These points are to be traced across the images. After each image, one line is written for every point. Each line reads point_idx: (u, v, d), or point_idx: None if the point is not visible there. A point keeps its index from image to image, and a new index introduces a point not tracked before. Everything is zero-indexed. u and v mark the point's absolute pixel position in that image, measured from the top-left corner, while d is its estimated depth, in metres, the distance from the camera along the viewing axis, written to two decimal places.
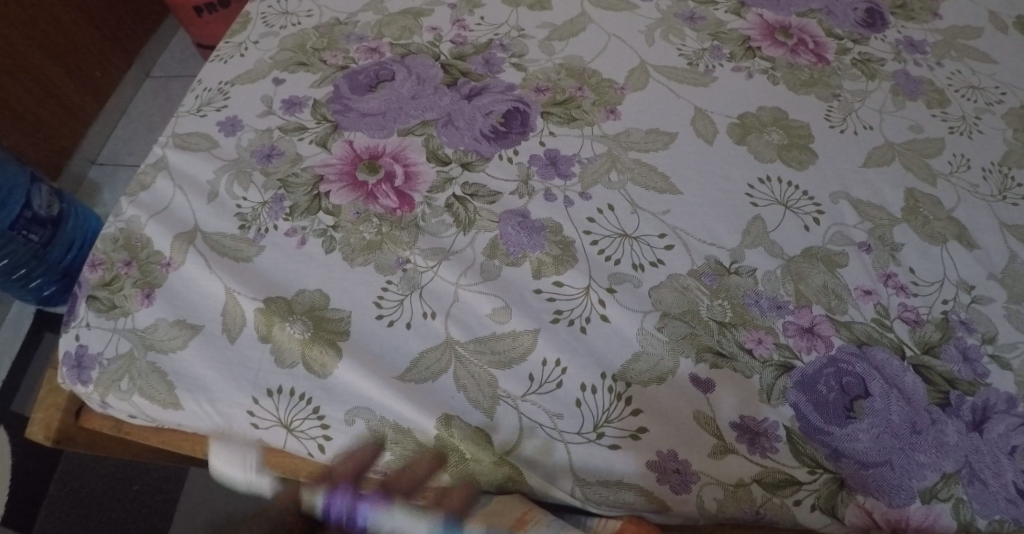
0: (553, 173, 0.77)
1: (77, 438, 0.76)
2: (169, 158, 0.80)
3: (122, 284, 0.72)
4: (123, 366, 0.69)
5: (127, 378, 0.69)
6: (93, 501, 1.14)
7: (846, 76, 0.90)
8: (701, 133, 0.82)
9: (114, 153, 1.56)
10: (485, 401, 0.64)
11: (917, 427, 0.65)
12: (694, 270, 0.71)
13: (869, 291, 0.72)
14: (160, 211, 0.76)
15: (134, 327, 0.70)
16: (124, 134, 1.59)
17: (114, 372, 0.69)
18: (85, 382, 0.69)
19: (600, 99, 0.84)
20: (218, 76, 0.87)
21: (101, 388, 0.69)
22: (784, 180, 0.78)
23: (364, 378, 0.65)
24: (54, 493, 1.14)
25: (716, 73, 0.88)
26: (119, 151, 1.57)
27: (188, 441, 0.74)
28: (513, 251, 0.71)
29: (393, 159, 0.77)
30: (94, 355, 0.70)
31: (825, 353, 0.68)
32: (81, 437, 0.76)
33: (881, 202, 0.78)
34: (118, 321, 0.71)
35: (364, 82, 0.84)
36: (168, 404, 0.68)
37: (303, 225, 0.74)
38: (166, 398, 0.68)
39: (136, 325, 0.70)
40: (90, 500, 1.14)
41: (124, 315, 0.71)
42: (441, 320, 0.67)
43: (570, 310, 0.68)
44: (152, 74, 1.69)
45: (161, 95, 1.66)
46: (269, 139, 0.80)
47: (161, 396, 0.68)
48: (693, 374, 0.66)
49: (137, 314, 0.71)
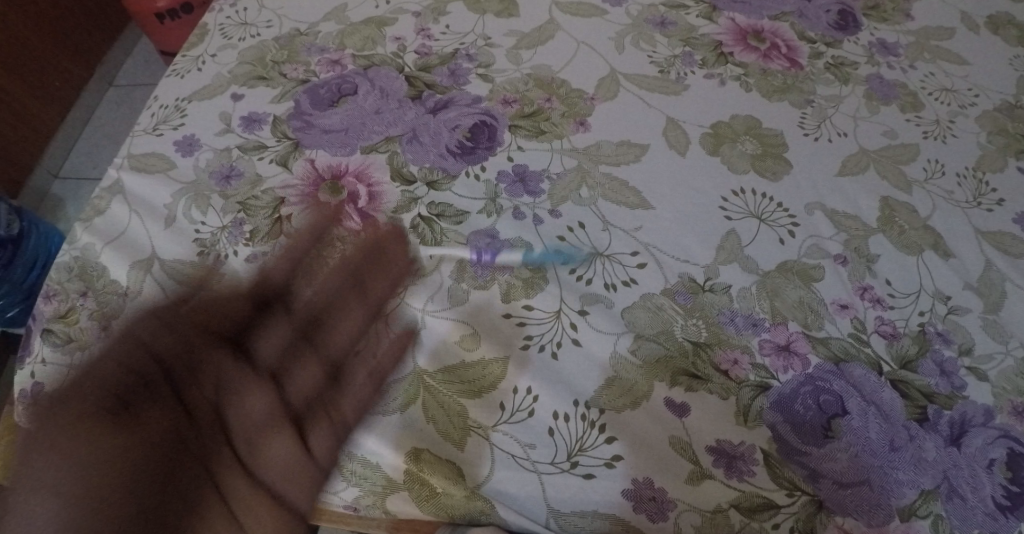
0: (522, 190, 0.75)
1: None
2: (125, 181, 0.76)
3: (78, 316, 0.69)
4: None
5: None
6: None
7: (820, 80, 0.88)
8: (673, 144, 0.80)
9: (77, 165, 1.51)
10: (455, 433, 0.62)
11: (895, 445, 0.64)
12: (668, 288, 0.69)
13: (846, 305, 0.70)
14: (117, 237, 0.73)
15: None
16: (87, 146, 1.54)
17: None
18: None
19: (571, 111, 0.82)
20: (175, 92, 0.84)
21: None
22: (758, 191, 0.77)
23: (330, 412, 0.64)
24: None
25: (689, 81, 0.86)
26: (84, 164, 1.52)
27: None
28: (485, 251, 0.70)
29: (356, 179, 0.75)
30: None
31: (802, 372, 0.66)
32: None
33: (856, 212, 0.77)
34: (74, 356, 0.67)
35: (325, 97, 0.81)
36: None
37: (265, 251, 0.71)
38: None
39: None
40: None
41: (81, 350, 0.67)
42: (408, 349, 0.65)
43: (541, 334, 0.66)
44: (115, 83, 1.63)
45: (125, 105, 1.61)
46: (229, 159, 0.77)
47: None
48: (668, 398, 0.64)
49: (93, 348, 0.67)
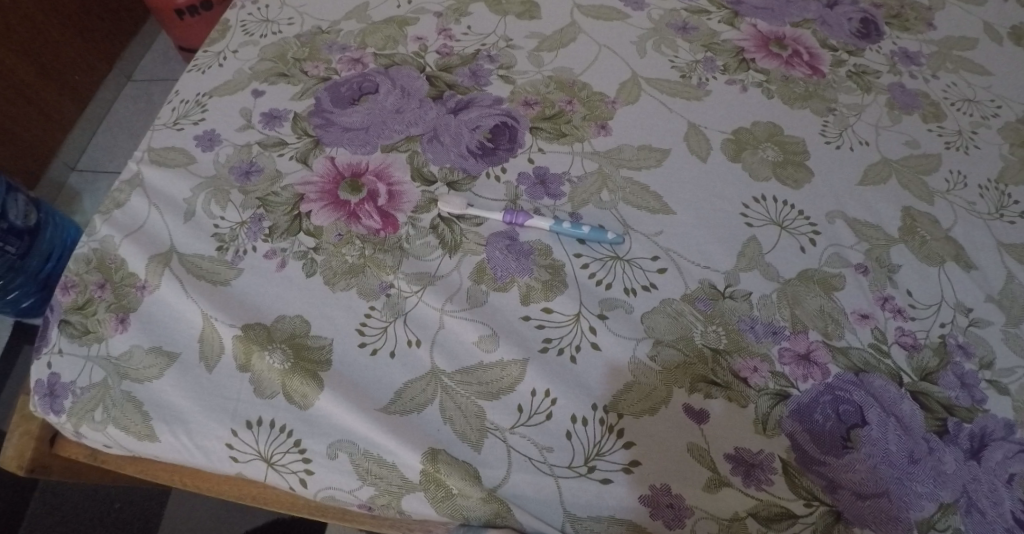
0: (542, 193, 0.75)
1: (52, 465, 0.72)
2: (145, 174, 0.76)
3: (95, 308, 0.69)
4: (96, 395, 0.66)
5: (101, 408, 0.66)
6: (76, 518, 1.11)
7: (842, 89, 0.88)
8: (694, 150, 0.80)
9: (94, 159, 1.52)
10: (472, 434, 0.62)
11: (914, 457, 0.64)
12: (687, 294, 0.69)
13: (866, 315, 0.70)
14: (136, 230, 0.73)
15: (108, 354, 0.67)
16: (104, 140, 1.55)
17: (88, 402, 0.66)
18: (57, 411, 0.66)
19: (591, 113, 0.82)
20: (196, 87, 0.84)
21: (74, 418, 0.66)
22: (780, 198, 0.76)
23: (347, 410, 0.63)
24: (36, 510, 1.11)
25: (710, 86, 0.86)
26: (100, 157, 1.53)
27: (166, 471, 0.70)
28: (521, 212, 0.72)
29: (376, 177, 0.75)
30: (67, 384, 0.67)
31: (822, 381, 0.66)
32: (55, 465, 0.72)
33: (877, 221, 0.76)
34: (92, 348, 0.67)
35: (346, 95, 0.81)
36: (143, 436, 0.65)
37: (283, 247, 0.71)
38: (141, 429, 0.65)
39: (110, 352, 0.67)
40: (72, 516, 1.11)
41: (98, 341, 0.68)
42: (425, 349, 0.65)
43: (559, 337, 0.66)
44: (134, 78, 1.64)
45: (142, 100, 1.62)
46: (248, 154, 0.77)
47: (136, 427, 0.65)
48: (687, 404, 0.63)
49: (110, 340, 0.67)
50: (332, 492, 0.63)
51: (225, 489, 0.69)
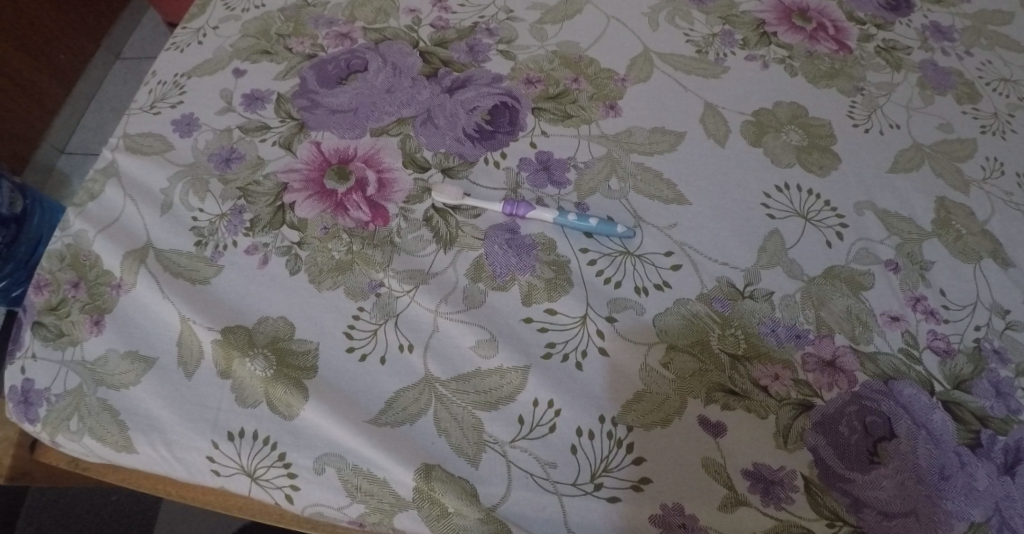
0: (546, 180, 0.69)
1: (33, 472, 0.68)
2: (119, 162, 0.70)
3: (69, 308, 0.63)
4: (72, 403, 0.61)
5: (77, 418, 0.61)
6: (74, 509, 1.07)
7: (870, 66, 0.81)
8: (712, 134, 0.73)
9: (84, 142, 1.45)
10: (469, 448, 0.57)
11: (945, 473, 0.59)
12: (704, 294, 0.63)
13: (897, 317, 0.64)
14: (110, 224, 0.67)
15: (83, 359, 0.62)
16: (93, 123, 1.48)
17: (63, 410, 0.61)
18: (32, 420, 0.61)
19: (599, 93, 0.75)
20: (173, 67, 0.77)
21: (48, 427, 0.61)
22: (804, 187, 0.70)
23: (334, 421, 0.58)
24: (33, 500, 1.07)
25: (728, 62, 0.79)
26: (90, 139, 1.46)
27: (149, 480, 0.65)
28: (522, 203, 0.66)
29: (365, 163, 0.68)
30: (41, 391, 0.62)
31: (848, 390, 0.61)
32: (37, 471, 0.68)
33: (908, 213, 0.70)
34: (66, 352, 0.62)
35: (333, 73, 0.74)
36: (121, 447, 0.60)
37: (266, 242, 0.65)
38: (118, 440, 0.60)
39: (84, 357, 0.62)
40: (70, 507, 1.07)
41: (73, 345, 0.62)
42: (418, 355, 0.60)
43: (564, 342, 0.60)
44: (122, 55, 1.56)
45: (132, 79, 1.54)
46: (229, 140, 0.71)
47: (113, 438, 0.60)
48: (702, 416, 0.58)
49: (85, 344, 0.62)
50: (320, 509, 0.58)
51: (210, 499, 0.65)
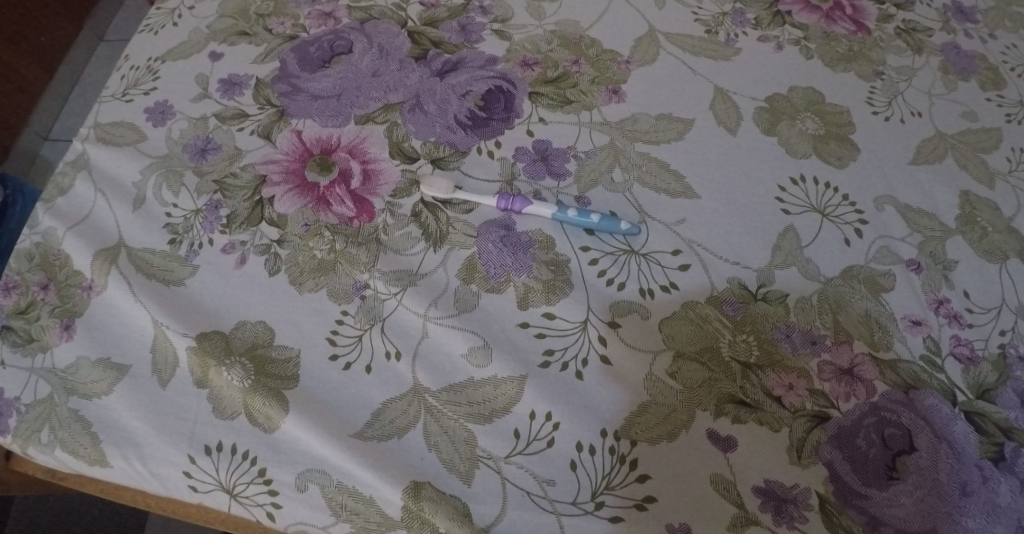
0: (544, 171, 0.64)
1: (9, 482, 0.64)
2: (90, 154, 0.66)
3: (39, 312, 0.60)
4: (43, 413, 0.58)
5: (48, 429, 0.57)
6: (63, 510, 0.99)
7: (891, 48, 0.76)
8: (722, 121, 0.69)
9: (69, 129, 1.33)
10: (461, 464, 0.53)
11: (966, 489, 0.55)
12: (714, 296, 0.59)
13: (919, 322, 0.60)
14: (81, 221, 0.63)
15: (53, 367, 0.59)
16: (76, 108, 1.35)
17: (33, 421, 0.58)
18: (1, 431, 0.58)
19: (602, 76, 0.70)
20: (147, 51, 0.72)
21: (19, 439, 0.58)
22: (821, 180, 0.66)
23: (317, 436, 0.54)
24: (21, 503, 0.99)
25: (740, 43, 0.74)
26: (79, 127, 1.34)
27: (127, 492, 0.61)
28: (518, 198, 0.61)
29: (349, 154, 0.64)
30: (10, 400, 0.58)
31: (866, 400, 0.57)
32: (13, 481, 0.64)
33: (930, 209, 0.66)
34: (36, 358, 0.59)
35: (315, 54, 0.69)
36: (94, 461, 0.57)
37: (243, 240, 0.60)
38: (92, 453, 0.57)
39: (55, 364, 0.59)
40: (60, 507, 0.99)
41: (43, 351, 0.59)
42: (407, 364, 0.56)
43: (563, 350, 0.56)
44: (106, 38, 1.42)
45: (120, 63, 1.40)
46: (205, 129, 0.66)
47: (86, 451, 0.57)
48: (711, 429, 0.54)
49: (56, 350, 0.59)
50: (304, 528, 0.54)
51: (191, 513, 0.61)
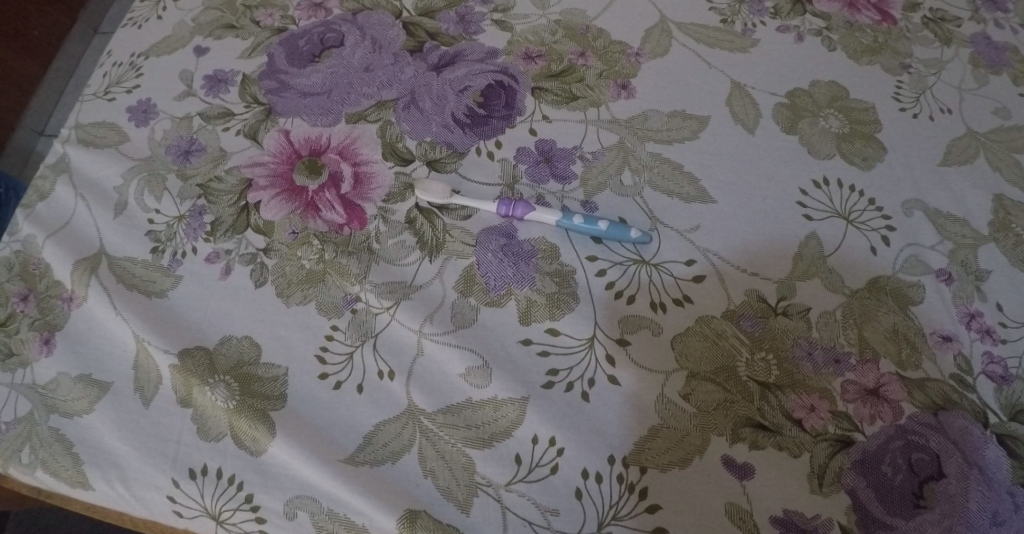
0: (548, 174, 0.60)
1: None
2: (71, 156, 0.62)
3: (18, 325, 0.57)
4: (22, 433, 0.54)
5: (28, 449, 0.54)
6: None
7: (918, 40, 0.70)
8: (740, 119, 0.64)
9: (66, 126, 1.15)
10: (459, 492, 0.50)
11: (998, 519, 0.51)
12: (730, 310, 0.55)
13: (948, 338, 0.56)
14: (60, 227, 0.59)
15: (33, 383, 0.55)
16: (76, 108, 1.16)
17: (13, 441, 0.54)
18: None
19: (610, 70, 0.66)
20: (131, 46, 0.68)
21: None
22: (846, 182, 0.61)
23: (306, 460, 0.51)
24: None
25: (758, 34, 0.69)
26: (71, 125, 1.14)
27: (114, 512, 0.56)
28: (519, 203, 0.57)
29: (339, 156, 0.60)
30: None
31: (893, 423, 0.53)
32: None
33: (961, 214, 0.61)
34: (15, 374, 0.55)
35: (305, 48, 0.65)
36: (75, 483, 0.53)
37: (228, 249, 0.57)
38: (73, 476, 0.53)
39: (35, 380, 0.55)
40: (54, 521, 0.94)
41: (22, 367, 0.56)
42: (401, 383, 0.52)
43: (568, 369, 0.53)
44: (101, 30, 1.20)
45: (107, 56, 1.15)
46: (188, 129, 0.62)
47: (67, 473, 0.53)
48: (727, 456, 0.51)
49: (35, 365, 0.55)
50: None
51: None
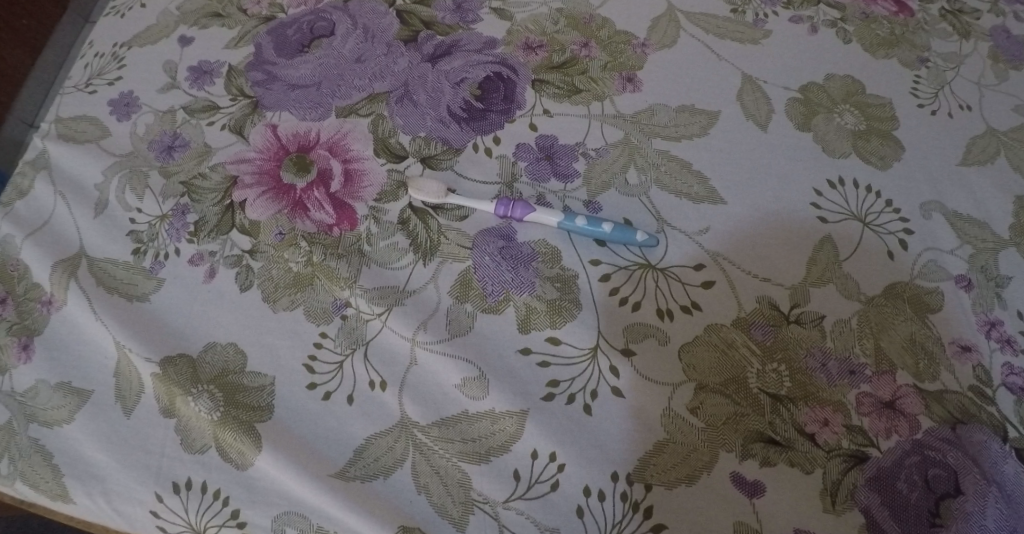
0: (549, 172, 0.57)
1: None
2: (50, 152, 0.59)
3: None
4: None
5: (5, 461, 0.51)
6: None
7: (936, 32, 0.67)
8: (751, 114, 0.61)
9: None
10: (454, 509, 0.47)
11: None
12: (741, 318, 0.53)
13: (968, 348, 0.53)
14: (39, 227, 0.56)
15: (11, 391, 0.52)
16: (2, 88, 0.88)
17: None
18: None
19: (614, 62, 0.63)
20: (114, 35, 0.65)
21: None
22: (862, 183, 0.59)
23: (294, 475, 0.48)
24: None
25: (770, 25, 0.66)
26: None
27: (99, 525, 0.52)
28: (518, 203, 0.54)
29: (329, 152, 0.57)
30: None
31: (909, 437, 0.50)
32: None
33: (982, 216, 0.58)
34: None
35: (294, 38, 0.62)
36: (56, 496, 0.51)
37: (212, 251, 0.54)
38: (53, 488, 0.51)
39: (12, 388, 0.53)
40: None
41: None
42: (393, 394, 0.50)
43: (569, 381, 0.50)
44: None
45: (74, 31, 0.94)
46: (172, 123, 0.59)
47: (47, 485, 0.51)
48: (736, 472, 0.48)
49: (13, 373, 0.53)
50: None
51: None
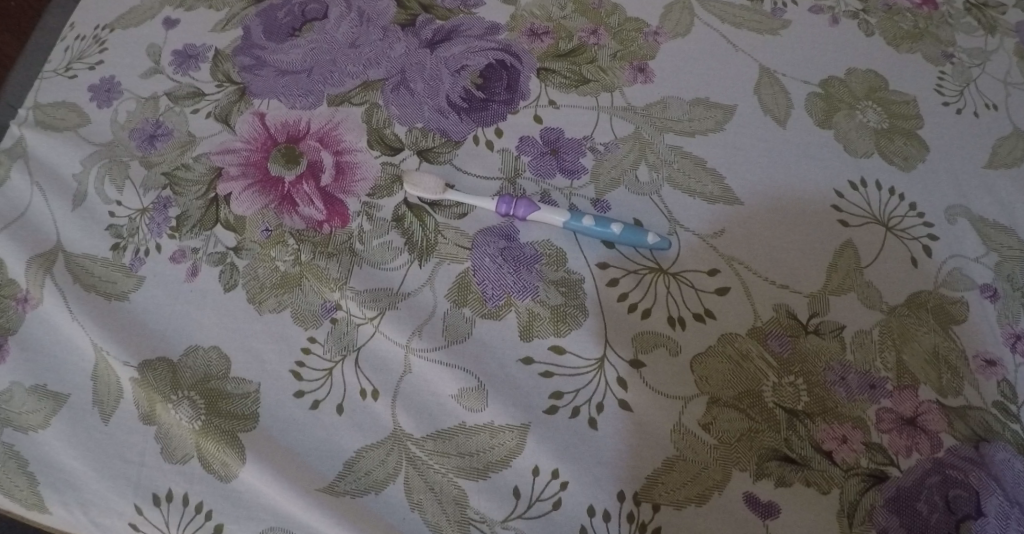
0: (555, 167, 0.54)
1: None
2: (27, 140, 0.55)
3: None
4: None
5: None
6: None
7: (961, 26, 0.63)
8: (769, 110, 0.58)
9: None
10: (449, 528, 0.45)
11: None
12: (756, 327, 0.50)
13: (993, 362, 0.50)
14: (13, 219, 0.53)
15: None
16: None
17: None
18: None
19: (625, 50, 0.59)
20: (95, 17, 0.61)
21: None
22: (884, 184, 0.55)
23: (281, 490, 0.46)
24: None
25: (789, 15, 0.62)
26: None
27: None
28: (520, 201, 0.51)
29: (320, 144, 0.54)
30: None
31: (930, 456, 0.47)
32: None
33: (1009, 222, 0.55)
34: None
35: (284, 21, 0.58)
36: (31, 505, 0.47)
37: (195, 248, 0.51)
38: (29, 498, 0.47)
39: None
40: None
41: None
42: (386, 405, 0.47)
43: (573, 393, 0.47)
44: None
45: None
46: (155, 111, 0.56)
47: (22, 494, 0.47)
48: (748, 492, 0.46)
49: None
50: None
51: None
